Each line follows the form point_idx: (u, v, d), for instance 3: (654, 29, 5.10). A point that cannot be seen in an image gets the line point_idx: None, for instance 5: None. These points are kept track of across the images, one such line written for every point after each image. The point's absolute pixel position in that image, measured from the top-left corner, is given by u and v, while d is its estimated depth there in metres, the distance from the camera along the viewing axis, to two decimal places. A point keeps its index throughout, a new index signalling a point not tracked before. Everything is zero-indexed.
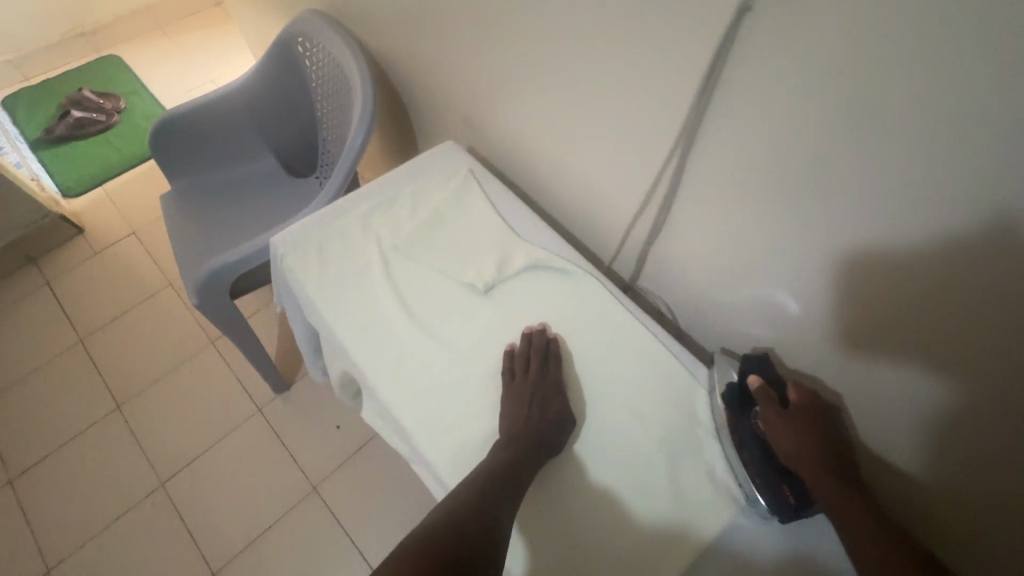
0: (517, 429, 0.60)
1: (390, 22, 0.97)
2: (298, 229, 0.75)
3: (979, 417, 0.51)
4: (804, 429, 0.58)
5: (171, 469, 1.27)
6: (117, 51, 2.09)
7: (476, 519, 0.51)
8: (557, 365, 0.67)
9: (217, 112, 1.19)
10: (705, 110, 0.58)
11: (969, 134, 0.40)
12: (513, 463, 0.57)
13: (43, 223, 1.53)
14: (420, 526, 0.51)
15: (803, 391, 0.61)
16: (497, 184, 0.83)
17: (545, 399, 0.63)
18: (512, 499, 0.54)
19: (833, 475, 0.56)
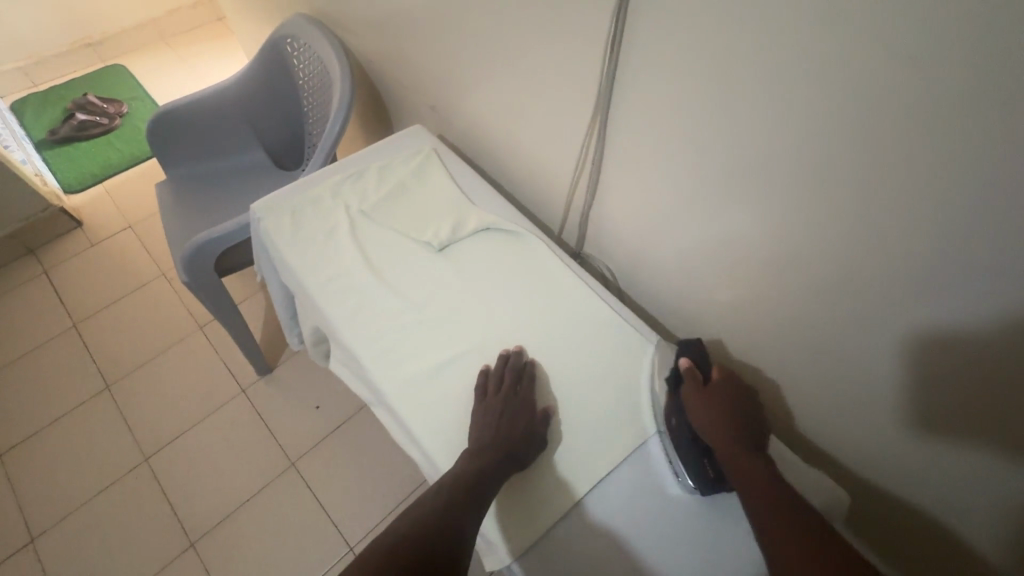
0: (485, 442, 0.63)
1: (365, 17, 1.07)
2: (275, 197, 0.84)
3: (958, 388, 0.55)
4: (719, 403, 0.66)
5: (154, 446, 1.36)
6: (122, 61, 2.23)
7: (438, 532, 0.55)
8: (530, 383, 0.70)
9: (212, 108, 1.30)
10: (621, 71, 0.67)
11: (816, 65, 0.48)
12: (480, 475, 0.60)
13: (42, 215, 1.66)
14: (386, 536, 0.55)
15: (725, 375, 0.69)
16: (458, 159, 0.91)
17: (516, 414, 0.66)
18: (476, 511, 0.58)
19: (740, 443, 0.62)
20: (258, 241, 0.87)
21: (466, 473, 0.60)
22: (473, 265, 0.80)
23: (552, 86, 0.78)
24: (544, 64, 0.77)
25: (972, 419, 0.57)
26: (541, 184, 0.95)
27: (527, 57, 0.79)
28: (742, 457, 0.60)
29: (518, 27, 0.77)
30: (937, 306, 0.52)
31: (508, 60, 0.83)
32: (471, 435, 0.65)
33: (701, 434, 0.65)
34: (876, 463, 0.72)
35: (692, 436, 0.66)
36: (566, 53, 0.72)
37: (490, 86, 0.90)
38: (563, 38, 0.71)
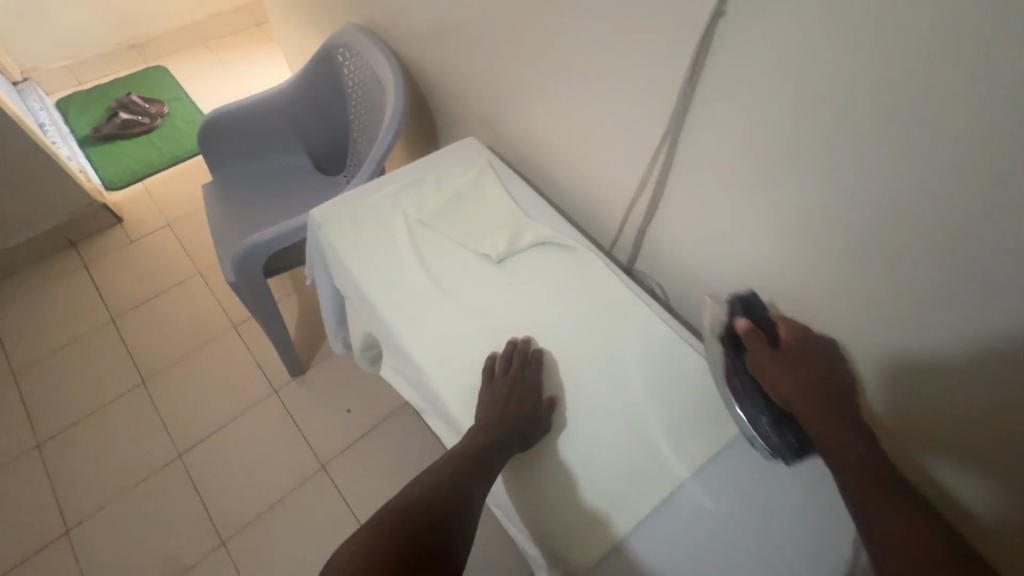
0: (490, 420, 0.66)
1: (419, 29, 1.09)
2: (334, 204, 0.86)
3: (987, 406, 0.57)
4: (789, 365, 0.62)
5: (188, 443, 1.37)
6: (164, 62, 2.28)
7: (446, 502, 0.57)
8: (537, 367, 0.72)
9: (261, 113, 1.33)
10: (693, 98, 0.67)
11: (907, 107, 0.48)
12: (486, 451, 0.63)
13: (85, 210, 1.70)
14: (395, 501, 0.58)
15: (794, 330, 0.65)
16: (514, 173, 0.92)
17: (523, 395, 0.68)
18: (481, 483, 0.60)
19: (824, 407, 0.59)
20: (314, 246, 0.89)
21: (473, 449, 0.63)
22: (529, 280, 0.80)
23: (612, 104, 0.78)
24: (606, 82, 0.77)
25: (998, 439, 0.58)
26: (592, 200, 0.95)
27: (587, 76, 0.80)
28: (827, 422, 0.58)
29: (580, 46, 0.77)
30: (973, 312, 0.53)
31: (566, 77, 0.83)
32: (478, 413, 0.68)
33: (777, 397, 0.62)
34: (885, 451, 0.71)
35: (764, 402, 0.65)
36: (629, 73, 0.73)
37: (546, 100, 0.90)
38: (628, 58, 0.72)
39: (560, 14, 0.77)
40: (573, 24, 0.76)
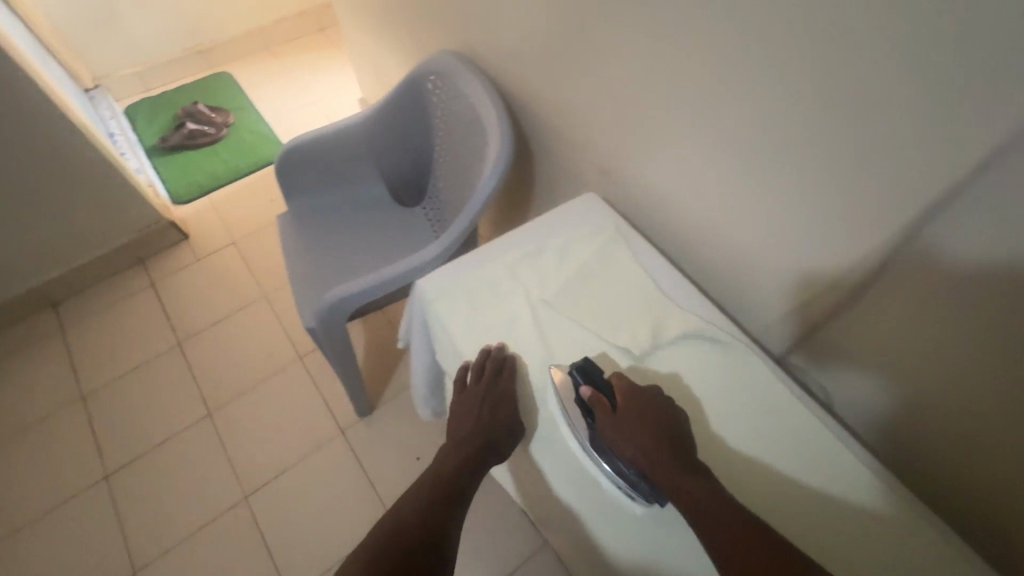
0: (470, 429, 0.70)
1: (526, 59, 0.96)
2: (444, 276, 0.76)
3: (978, 366, 0.55)
4: (639, 431, 0.59)
5: (254, 483, 1.32)
6: (230, 69, 2.24)
7: (431, 516, 0.67)
8: (510, 375, 0.67)
9: (341, 142, 1.24)
10: (935, 204, 0.50)
11: None
12: (464, 462, 0.71)
13: (153, 228, 1.66)
14: (392, 511, 0.69)
15: (626, 387, 0.64)
16: (646, 242, 0.80)
17: (496, 405, 0.67)
18: (459, 494, 0.70)
19: (685, 473, 0.56)
20: (418, 319, 0.80)
21: (453, 461, 0.71)
22: (678, 379, 0.68)
23: (790, 182, 0.63)
24: (783, 157, 0.62)
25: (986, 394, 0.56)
26: (732, 275, 0.80)
27: (754, 146, 0.64)
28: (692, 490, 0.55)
29: (751, 111, 0.62)
30: None
31: (721, 141, 0.68)
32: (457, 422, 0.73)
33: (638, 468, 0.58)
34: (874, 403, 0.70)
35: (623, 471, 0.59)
36: (826, 153, 0.57)
37: (684, 160, 0.75)
38: (826, 134, 0.56)
39: (727, 70, 0.62)
40: (745, 85, 0.61)
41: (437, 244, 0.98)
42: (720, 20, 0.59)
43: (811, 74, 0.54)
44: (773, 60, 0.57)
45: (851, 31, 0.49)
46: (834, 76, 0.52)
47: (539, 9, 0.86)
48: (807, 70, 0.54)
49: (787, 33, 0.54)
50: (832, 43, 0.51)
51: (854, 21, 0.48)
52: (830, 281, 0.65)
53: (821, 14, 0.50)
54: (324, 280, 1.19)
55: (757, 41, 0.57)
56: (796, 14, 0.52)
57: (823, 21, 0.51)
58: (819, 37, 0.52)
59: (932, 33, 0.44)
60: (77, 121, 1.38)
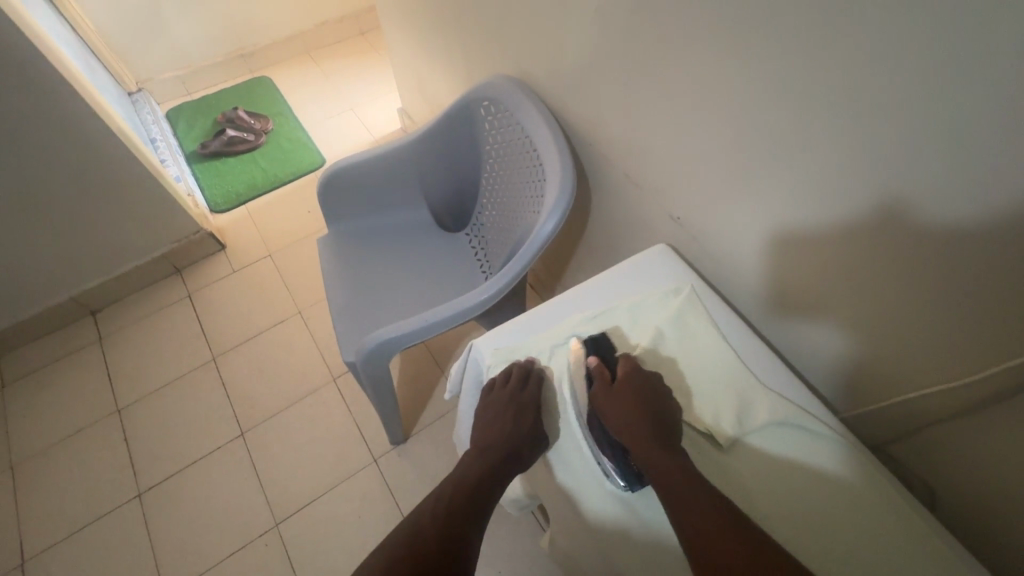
0: (493, 440, 0.68)
1: (590, 91, 0.88)
2: (505, 339, 0.73)
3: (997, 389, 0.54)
4: (623, 403, 0.62)
5: (284, 510, 1.28)
6: (269, 74, 2.22)
7: (448, 530, 0.60)
8: (536, 386, 0.67)
9: (388, 167, 1.20)
10: None
11: None
12: (484, 475, 0.66)
13: (191, 238, 1.65)
14: (405, 525, 0.62)
15: (634, 366, 0.66)
16: (723, 305, 0.74)
17: (520, 411, 0.66)
18: (478, 511, 0.64)
19: (661, 447, 0.59)
20: (471, 377, 0.75)
21: (472, 475, 0.67)
22: (771, 475, 0.61)
23: (919, 264, 0.55)
24: (908, 237, 0.54)
25: (1004, 412, 0.55)
26: (823, 347, 0.72)
27: (874, 218, 0.56)
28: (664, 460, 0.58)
29: (874, 182, 0.54)
30: None
31: (829, 209, 0.60)
32: (478, 435, 0.70)
33: (619, 437, 0.62)
34: (982, 518, 0.61)
35: (606, 439, 0.63)
36: (970, 241, 0.49)
37: (777, 221, 0.68)
38: (978, 222, 0.47)
39: (841, 133, 0.54)
40: (869, 153, 0.53)
41: (490, 286, 0.93)
42: (842, 81, 0.52)
43: (962, 155, 0.46)
44: (909, 132, 0.48)
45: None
46: (993, 162, 0.44)
47: (607, 43, 0.79)
48: (957, 149, 0.46)
49: (934, 105, 0.46)
50: (995, 126, 0.43)
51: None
52: (956, 385, 0.58)
53: (985, 91, 0.42)
54: (361, 309, 1.14)
55: (891, 107, 0.49)
56: (947, 87, 0.44)
57: (985, 100, 0.42)
58: (976, 116, 0.43)
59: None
60: (119, 132, 1.37)
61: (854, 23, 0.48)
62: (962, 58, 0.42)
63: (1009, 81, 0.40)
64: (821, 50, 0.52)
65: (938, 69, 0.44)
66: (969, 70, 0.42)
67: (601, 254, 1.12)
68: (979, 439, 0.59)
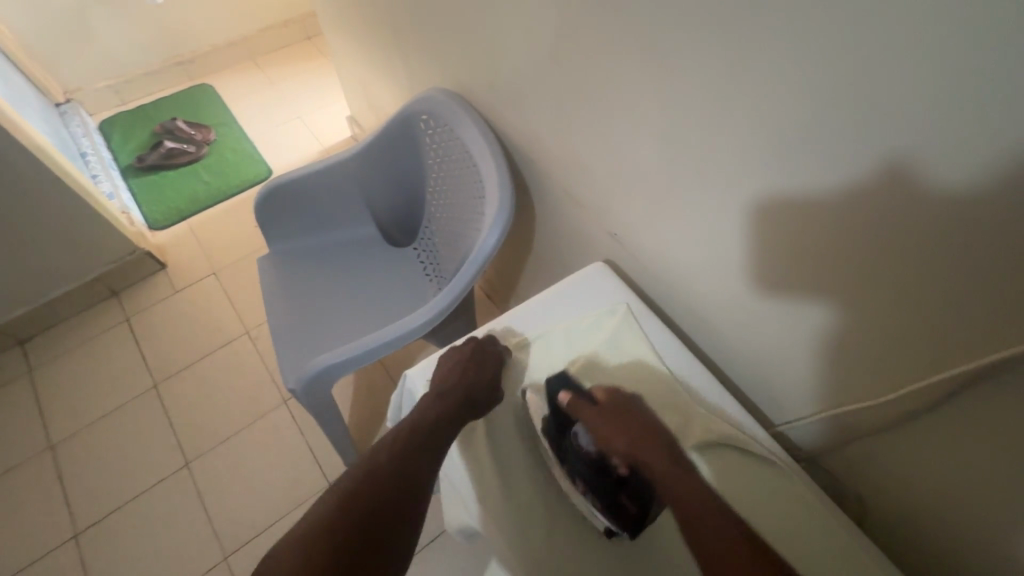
0: (450, 387, 0.66)
1: (529, 104, 0.87)
2: (437, 371, 0.73)
3: (917, 405, 0.55)
4: (617, 426, 0.63)
5: (234, 542, 1.23)
6: (210, 82, 2.13)
7: (397, 473, 0.58)
8: (498, 352, 0.72)
9: (329, 182, 1.16)
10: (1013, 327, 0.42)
11: None
12: (439, 418, 0.64)
13: (128, 258, 1.56)
14: (348, 472, 0.59)
15: (608, 391, 0.66)
16: (658, 322, 0.76)
17: (481, 365, 0.70)
18: (432, 456, 0.61)
19: (667, 457, 0.59)
20: (407, 411, 0.74)
21: (426, 419, 0.64)
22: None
23: (840, 286, 0.55)
24: (827, 253, 0.55)
25: (920, 424, 0.56)
26: (759, 358, 0.73)
27: (797, 238, 0.57)
28: (674, 471, 0.57)
29: (796, 200, 0.55)
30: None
31: (756, 224, 0.61)
32: (433, 384, 0.68)
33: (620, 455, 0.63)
34: (909, 528, 0.63)
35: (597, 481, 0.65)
36: (881, 256, 0.50)
37: (710, 238, 0.68)
38: (893, 247, 0.48)
39: (763, 152, 0.55)
40: (795, 173, 0.53)
41: (432, 306, 0.92)
42: (761, 99, 0.52)
43: (874, 177, 0.46)
44: (828, 154, 0.49)
45: (932, 146, 0.41)
46: (906, 190, 0.44)
47: (542, 55, 0.77)
48: (873, 175, 0.46)
49: (849, 128, 0.46)
50: (907, 151, 0.43)
51: (936, 136, 0.40)
52: (881, 402, 0.58)
53: (896, 118, 0.42)
54: (304, 332, 1.09)
55: (811, 128, 0.49)
56: (861, 110, 0.44)
57: (895, 125, 0.42)
58: (885, 141, 0.44)
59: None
60: (37, 149, 1.27)
61: (772, 44, 0.48)
62: (874, 83, 0.42)
63: (915, 109, 0.41)
64: (743, 68, 0.51)
65: (849, 91, 0.44)
66: (880, 95, 0.42)
67: (549, 267, 1.12)
68: (899, 456, 0.60)
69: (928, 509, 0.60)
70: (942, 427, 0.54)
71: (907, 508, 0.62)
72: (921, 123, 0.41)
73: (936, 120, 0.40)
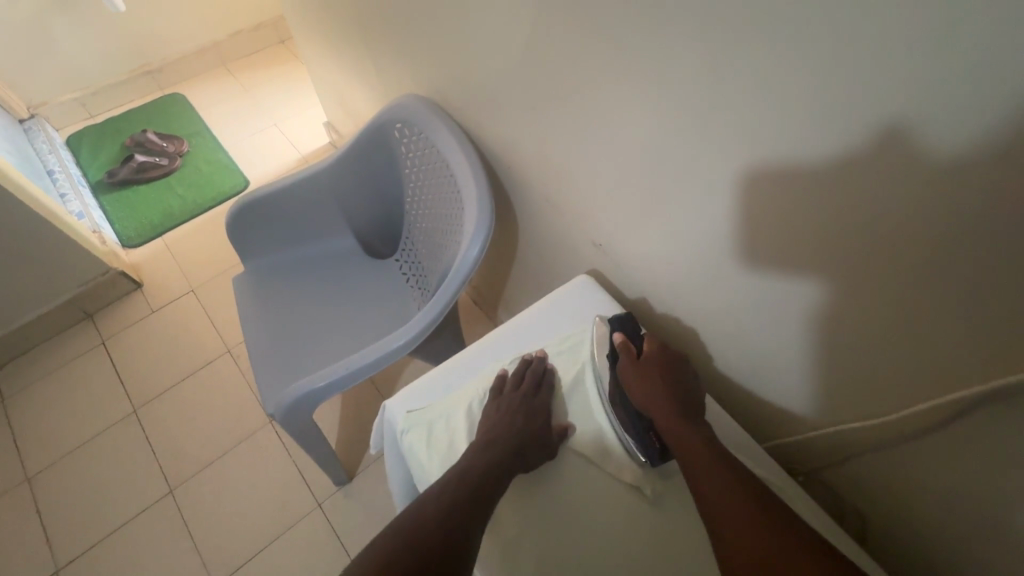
0: (499, 437, 0.62)
1: (504, 107, 0.83)
2: (418, 399, 0.69)
3: (917, 421, 0.52)
4: (653, 375, 0.65)
5: (223, 570, 1.19)
6: (181, 90, 2.07)
7: (443, 533, 0.53)
8: (548, 394, 0.68)
9: (303, 196, 1.11)
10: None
11: None
12: (489, 470, 0.59)
13: (102, 279, 1.51)
14: (392, 528, 0.55)
15: (657, 345, 0.68)
16: (647, 335, 0.74)
17: (530, 417, 0.65)
18: (481, 514, 0.56)
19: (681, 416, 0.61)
20: (390, 441, 0.71)
21: (474, 469, 0.59)
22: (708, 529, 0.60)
23: (835, 296, 0.53)
24: (822, 262, 0.52)
25: (921, 439, 0.54)
26: (753, 368, 0.70)
27: (789, 246, 0.54)
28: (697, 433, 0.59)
29: (787, 206, 0.52)
30: None
31: (746, 232, 0.58)
32: (481, 431, 0.64)
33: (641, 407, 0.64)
34: (913, 543, 0.62)
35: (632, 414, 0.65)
36: (879, 264, 0.47)
37: (699, 247, 0.65)
38: (891, 260, 0.46)
39: (751, 157, 0.51)
40: (788, 181, 0.50)
41: (414, 324, 0.88)
42: (747, 100, 0.48)
43: (870, 181, 0.44)
44: (822, 161, 0.46)
45: (937, 154, 0.38)
46: (908, 199, 0.42)
47: (516, 57, 0.74)
48: (871, 180, 0.43)
49: (846, 135, 0.43)
50: (911, 158, 0.40)
51: (936, 136, 0.38)
52: (879, 417, 0.56)
53: (895, 120, 0.39)
54: (284, 353, 1.06)
55: (803, 134, 0.46)
56: (854, 110, 0.41)
57: (896, 130, 0.40)
58: (881, 143, 0.41)
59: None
60: None
61: (758, 46, 0.45)
62: (871, 87, 0.39)
63: (912, 108, 0.38)
64: (728, 72, 0.48)
65: (840, 91, 0.41)
66: (880, 100, 0.39)
67: (534, 275, 1.08)
68: (899, 471, 0.58)
69: (931, 522, 0.58)
70: (943, 442, 0.52)
71: (909, 521, 0.61)
72: (921, 121, 0.38)
73: (937, 118, 0.37)
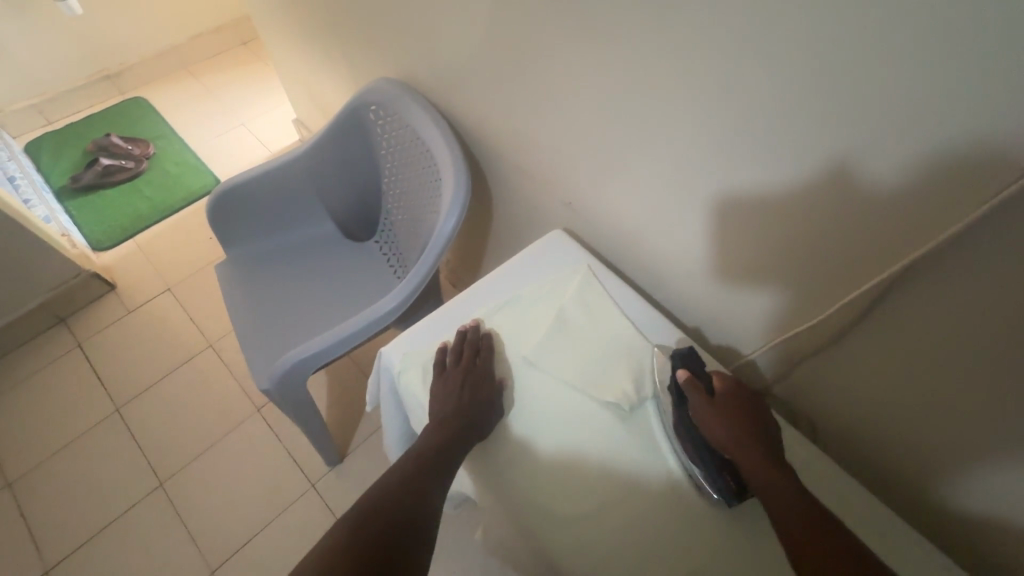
0: (450, 408, 0.67)
1: (471, 84, 0.90)
2: (411, 346, 0.76)
3: (839, 320, 0.62)
4: (728, 419, 0.62)
5: (220, 555, 1.20)
6: (142, 94, 2.05)
7: (410, 501, 0.58)
8: (487, 356, 0.73)
9: (282, 181, 1.15)
10: (904, 226, 0.49)
11: None
12: (445, 440, 0.65)
13: (74, 282, 1.49)
14: (361, 501, 0.58)
15: (730, 384, 0.65)
16: (617, 278, 0.82)
17: (474, 385, 0.69)
18: (443, 479, 0.62)
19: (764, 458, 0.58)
20: (387, 386, 0.77)
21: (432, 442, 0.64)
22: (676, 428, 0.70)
23: (766, 220, 0.61)
24: (752, 191, 0.60)
25: (844, 337, 0.63)
26: (710, 303, 0.78)
27: (726, 178, 0.62)
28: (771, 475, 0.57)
29: (721, 143, 0.59)
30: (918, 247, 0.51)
31: (688, 173, 0.66)
32: (433, 405, 0.69)
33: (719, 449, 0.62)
34: (851, 434, 0.72)
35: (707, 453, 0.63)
36: (793, 186, 0.56)
37: (653, 194, 0.73)
38: (803, 178, 0.54)
39: (688, 103, 0.59)
40: (723, 122, 0.58)
41: (399, 290, 0.94)
42: (678, 52, 0.56)
43: (780, 110, 0.52)
44: (749, 99, 0.54)
45: (829, 80, 0.46)
46: (815, 120, 0.50)
47: (477, 33, 0.80)
48: (778, 106, 0.52)
49: (768, 74, 0.50)
50: (814, 88, 0.48)
51: (822, 64, 0.46)
52: (812, 324, 0.65)
53: (792, 55, 0.48)
54: (273, 331, 1.10)
55: (734, 79, 0.53)
56: (761, 51, 0.50)
57: (803, 64, 0.47)
58: (784, 74, 0.49)
59: (934, 94, 0.41)
60: None
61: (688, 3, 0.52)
62: (772, 29, 0.48)
63: (805, 43, 0.46)
64: (663, 28, 0.56)
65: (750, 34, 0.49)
66: (780, 39, 0.48)
67: (509, 245, 1.15)
68: (833, 371, 0.68)
69: (860, 411, 0.68)
70: (860, 336, 0.61)
71: (846, 416, 0.70)
72: (811, 53, 0.46)
73: (822, 49, 0.45)
